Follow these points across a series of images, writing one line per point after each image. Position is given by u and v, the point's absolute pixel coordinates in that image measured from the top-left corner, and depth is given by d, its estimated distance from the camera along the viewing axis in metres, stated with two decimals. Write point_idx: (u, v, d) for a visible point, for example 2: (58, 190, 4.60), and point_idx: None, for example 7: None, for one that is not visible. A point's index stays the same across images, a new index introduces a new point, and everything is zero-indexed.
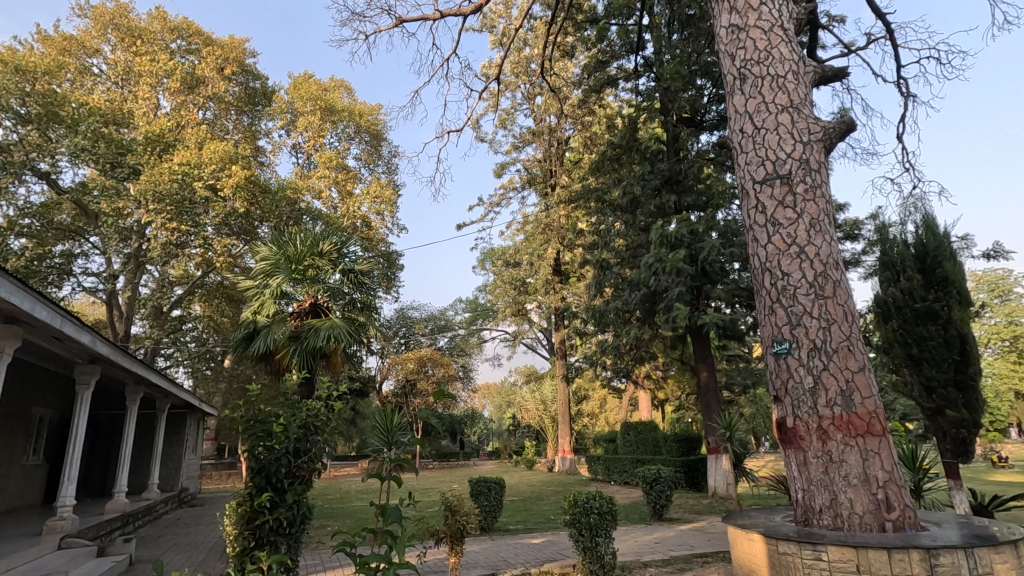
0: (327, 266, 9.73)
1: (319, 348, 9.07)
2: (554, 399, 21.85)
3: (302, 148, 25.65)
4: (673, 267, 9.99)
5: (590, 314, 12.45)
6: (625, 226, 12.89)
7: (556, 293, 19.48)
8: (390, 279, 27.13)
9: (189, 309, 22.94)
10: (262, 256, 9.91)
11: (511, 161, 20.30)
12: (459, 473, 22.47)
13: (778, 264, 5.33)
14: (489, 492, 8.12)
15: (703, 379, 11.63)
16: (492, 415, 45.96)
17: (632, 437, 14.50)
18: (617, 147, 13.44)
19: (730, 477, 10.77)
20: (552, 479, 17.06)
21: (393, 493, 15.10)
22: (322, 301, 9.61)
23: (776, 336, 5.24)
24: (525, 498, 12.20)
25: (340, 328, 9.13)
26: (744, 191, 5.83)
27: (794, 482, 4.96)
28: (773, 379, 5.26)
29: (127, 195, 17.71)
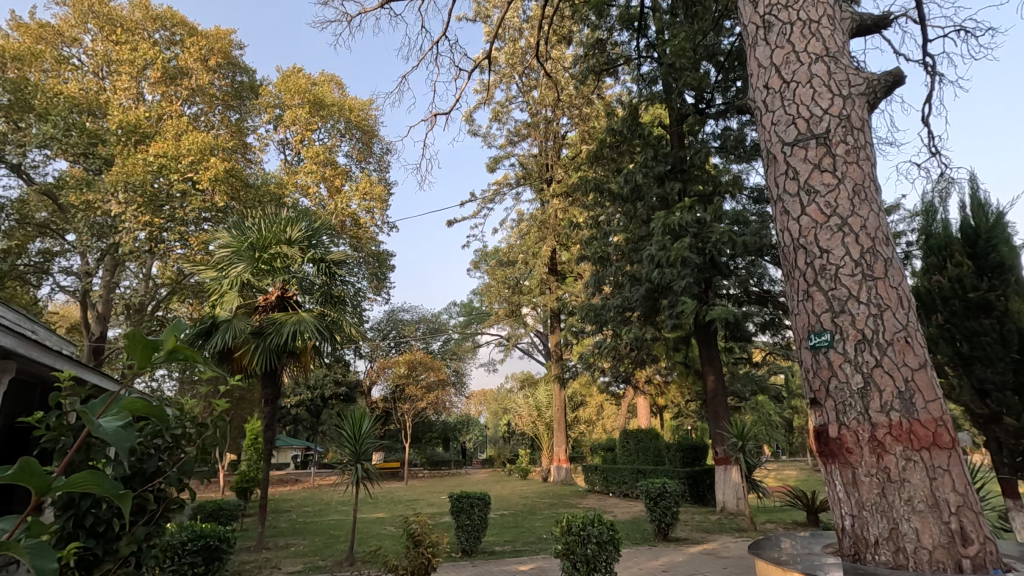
0: (296, 256, 8.77)
1: (285, 346, 8.17)
2: (549, 404, 20.88)
3: (289, 143, 24.72)
4: (680, 260, 9.10)
5: (587, 313, 11.50)
6: (626, 219, 12.01)
7: (552, 292, 18.56)
8: (380, 280, 26.20)
9: (170, 310, 21.93)
10: (223, 243, 8.94)
11: (506, 155, 19.43)
12: (450, 482, 21.44)
13: (815, 240, 4.40)
14: (472, 509, 7.15)
15: (710, 385, 10.61)
16: (487, 421, 44.84)
17: (631, 446, 13.55)
18: (617, 135, 12.56)
19: (741, 490, 9.81)
20: (547, 490, 16.08)
21: (376, 505, 14.09)
22: (291, 294, 8.86)
23: (813, 326, 4.32)
24: (516, 513, 11.22)
25: (310, 324, 8.24)
26: (769, 156, 4.93)
27: (838, 506, 4.00)
28: (810, 379, 4.32)
29: (99, 188, 16.74)
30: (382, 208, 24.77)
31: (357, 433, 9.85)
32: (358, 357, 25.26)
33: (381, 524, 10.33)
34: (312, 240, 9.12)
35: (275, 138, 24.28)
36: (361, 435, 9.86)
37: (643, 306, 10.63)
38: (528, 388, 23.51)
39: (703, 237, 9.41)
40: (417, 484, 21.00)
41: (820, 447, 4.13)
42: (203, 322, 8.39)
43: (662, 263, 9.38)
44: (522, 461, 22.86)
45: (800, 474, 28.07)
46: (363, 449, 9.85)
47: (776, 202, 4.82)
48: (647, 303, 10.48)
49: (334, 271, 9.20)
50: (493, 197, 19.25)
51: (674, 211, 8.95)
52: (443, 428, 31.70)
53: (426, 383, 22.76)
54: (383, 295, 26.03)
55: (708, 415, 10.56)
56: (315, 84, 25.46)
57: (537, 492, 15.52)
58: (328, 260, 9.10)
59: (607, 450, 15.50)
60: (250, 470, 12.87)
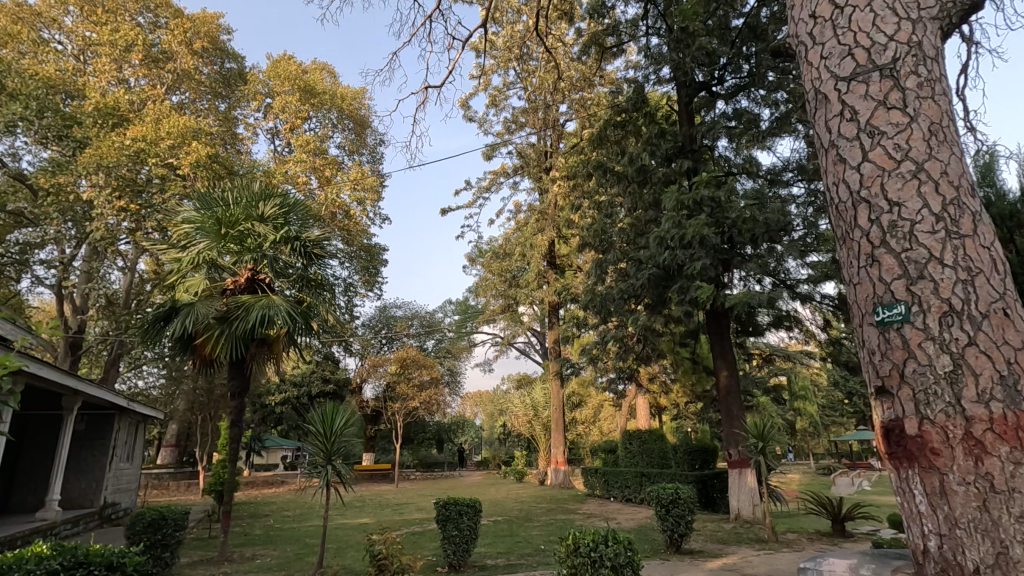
0: (269, 235, 7.89)
1: (254, 332, 7.26)
2: (546, 404, 19.99)
3: (278, 131, 23.79)
4: (696, 241, 8.21)
5: (589, 304, 10.59)
6: (631, 203, 11.14)
7: (550, 286, 17.71)
8: (372, 274, 25.38)
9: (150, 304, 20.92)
10: (183, 218, 7.94)
11: (503, 143, 18.58)
12: (442, 485, 20.53)
13: (880, 193, 3.02)
14: (460, 518, 6.28)
15: (722, 382, 9.75)
16: (483, 422, 43.93)
17: (635, 448, 12.70)
18: (621, 114, 11.68)
19: (757, 495, 8.98)
20: (544, 494, 15.21)
21: (361, 510, 13.16)
22: (262, 277, 7.87)
23: (876, 295, 2.93)
24: (511, 520, 10.30)
25: (283, 309, 7.35)
26: (811, 95, 3.56)
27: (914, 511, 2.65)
28: (874, 363, 2.91)
29: (71, 170, 15.78)
30: (374, 199, 23.86)
31: (326, 436, 7.88)
32: (349, 355, 24.34)
33: (362, 532, 9.44)
34: (287, 219, 8.23)
35: (263, 126, 23.34)
36: (333, 431, 7.98)
37: (650, 294, 9.72)
38: (525, 388, 22.63)
39: (720, 218, 8.57)
40: (408, 487, 20.04)
41: (889, 448, 2.73)
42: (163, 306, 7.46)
43: (676, 243, 8.48)
44: (518, 463, 21.94)
45: (802, 478, 27.34)
46: (334, 451, 7.92)
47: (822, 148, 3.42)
48: (656, 290, 9.57)
49: (317, 254, 8.40)
50: (489, 186, 18.35)
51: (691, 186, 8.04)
52: (437, 429, 30.76)
53: (418, 382, 21.86)
54: (375, 290, 25.11)
55: (721, 414, 9.68)
56: (306, 72, 24.53)
57: (533, 496, 14.60)
58: (306, 241, 8.23)
59: (607, 451, 14.61)
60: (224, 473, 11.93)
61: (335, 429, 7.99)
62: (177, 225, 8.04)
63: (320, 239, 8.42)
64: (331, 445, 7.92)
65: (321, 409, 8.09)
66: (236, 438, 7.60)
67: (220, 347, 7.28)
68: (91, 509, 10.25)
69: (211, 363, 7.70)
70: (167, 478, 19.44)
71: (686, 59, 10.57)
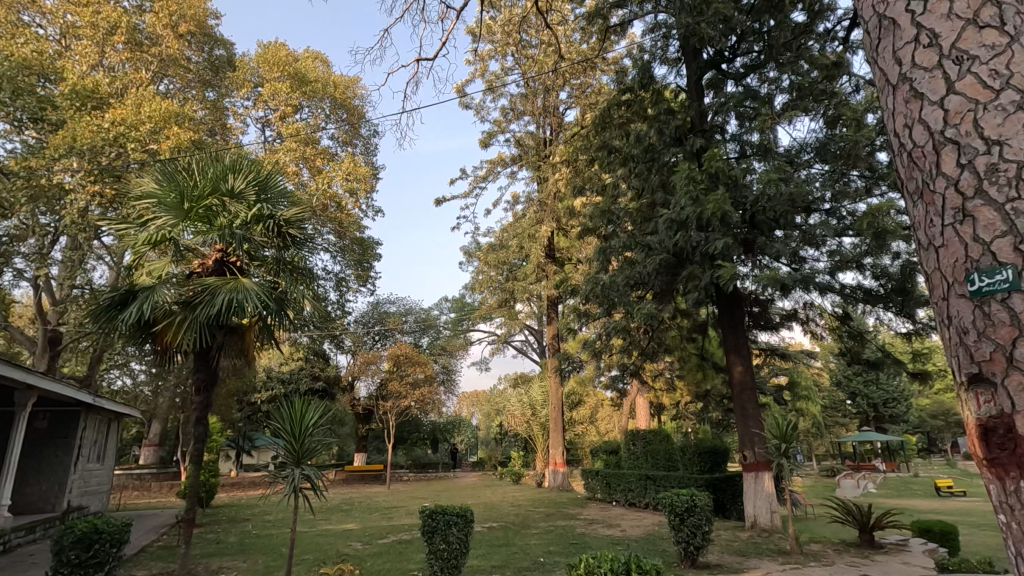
0: (240, 213, 7.04)
1: (220, 318, 6.47)
2: (544, 403, 19.24)
3: (269, 120, 22.89)
4: (715, 220, 7.38)
5: (591, 295, 9.83)
6: (638, 186, 10.34)
7: (549, 280, 16.95)
8: (365, 269, 24.63)
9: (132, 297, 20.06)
10: (144, 190, 7.04)
11: (500, 130, 17.81)
12: (436, 486, 19.77)
13: (972, 127, 1.95)
14: (449, 530, 5.52)
15: (736, 377, 9.01)
16: (478, 422, 43.21)
17: (639, 449, 11.98)
18: (627, 92, 10.90)
19: (775, 502, 8.24)
20: (541, 497, 14.46)
21: (348, 514, 12.38)
22: (233, 258, 7.05)
23: (969, 261, 1.91)
24: (507, 528, 9.48)
25: (253, 293, 6.56)
26: (869, 14, 2.45)
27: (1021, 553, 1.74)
28: (963, 345, 1.93)
29: (43, 154, 14.99)
30: (367, 191, 23.08)
31: (296, 433, 7.15)
32: (340, 352, 23.54)
33: (345, 540, 8.67)
34: (261, 196, 7.38)
35: (252, 114, 22.50)
36: (303, 431, 7.24)
37: (659, 280, 8.91)
38: (522, 386, 21.89)
39: (739, 196, 7.76)
40: (401, 488, 19.28)
41: (991, 460, 1.80)
42: (117, 289, 6.59)
43: (692, 223, 7.65)
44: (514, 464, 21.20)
45: (806, 480, 26.68)
46: (304, 451, 7.20)
47: (883, 81, 2.32)
48: (666, 276, 8.75)
49: (297, 237, 7.62)
50: (485, 175, 17.58)
51: (710, 159, 7.21)
52: (432, 428, 30.03)
53: (412, 380, 21.08)
54: (367, 286, 24.32)
55: (734, 413, 8.94)
56: (298, 59, 23.68)
57: (530, 500, 13.82)
58: (283, 221, 7.41)
59: (609, 453, 13.85)
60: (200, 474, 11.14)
61: (306, 427, 7.30)
62: (137, 197, 7.13)
63: (299, 220, 7.60)
64: (302, 444, 7.20)
65: (293, 404, 7.38)
66: (201, 438, 6.76)
67: (183, 336, 6.50)
68: (51, 514, 9.46)
69: (175, 352, 6.95)
70: (148, 479, 18.58)
71: (698, 29, 9.80)
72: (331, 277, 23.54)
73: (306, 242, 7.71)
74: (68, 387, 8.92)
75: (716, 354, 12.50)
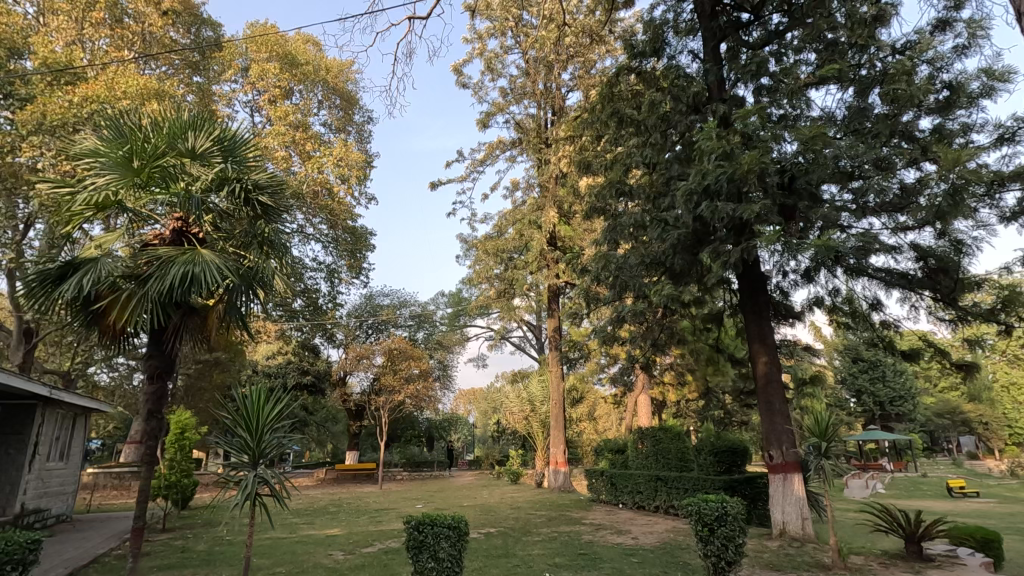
0: (201, 175, 6.06)
1: (173, 294, 5.54)
2: (544, 399, 18.30)
3: (258, 104, 21.75)
4: (748, 184, 6.43)
5: (599, 278, 8.91)
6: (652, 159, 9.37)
7: (550, 269, 16.01)
8: (357, 259, 23.67)
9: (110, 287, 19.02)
10: (85, 146, 5.99)
11: (499, 111, 16.86)
12: (430, 486, 18.81)
13: None
14: (439, 544, 4.65)
15: (760, 370, 8.08)
16: (475, 420, 42.20)
17: (648, 447, 11.10)
18: (639, 58, 9.96)
19: (806, 507, 7.38)
20: (542, 498, 13.55)
21: (333, 518, 11.43)
22: (194, 228, 6.11)
23: None
24: (507, 535, 8.54)
25: (211, 265, 5.62)
26: None
27: None
28: None
29: (11, 131, 14.07)
30: (360, 178, 22.09)
31: (256, 422, 6.12)
32: (331, 346, 22.56)
33: (325, 549, 7.73)
34: (228, 158, 6.42)
35: (240, 96, 21.42)
36: (258, 423, 6.23)
37: (678, 259, 7.95)
38: (521, 383, 20.97)
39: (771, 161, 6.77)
40: (393, 488, 18.33)
41: None
42: (56, 261, 5.61)
43: (721, 188, 6.68)
44: (512, 464, 20.26)
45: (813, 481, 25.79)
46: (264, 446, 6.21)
47: None
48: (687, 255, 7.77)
49: (270, 206, 6.63)
50: (483, 158, 16.63)
51: (741, 116, 6.28)
52: (427, 426, 29.10)
53: (406, 375, 20.12)
54: (360, 278, 23.34)
55: (759, 409, 8.03)
56: (288, 40, 22.59)
57: (530, 502, 12.89)
58: (253, 188, 6.43)
59: (615, 452, 12.92)
60: (171, 475, 10.23)
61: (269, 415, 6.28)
62: (78, 154, 6.07)
63: (273, 186, 6.60)
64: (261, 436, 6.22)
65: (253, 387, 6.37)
66: (155, 434, 5.71)
67: (134, 315, 5.56)
68: (3, 517, 8.51)
69: (127, 335, 6.00)
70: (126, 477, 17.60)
71: None
72: (321, 269, 22.57)
73: (280, 212, 6.71)
74: (17, 377, 7.98)
75: (731, 347, 11.58)
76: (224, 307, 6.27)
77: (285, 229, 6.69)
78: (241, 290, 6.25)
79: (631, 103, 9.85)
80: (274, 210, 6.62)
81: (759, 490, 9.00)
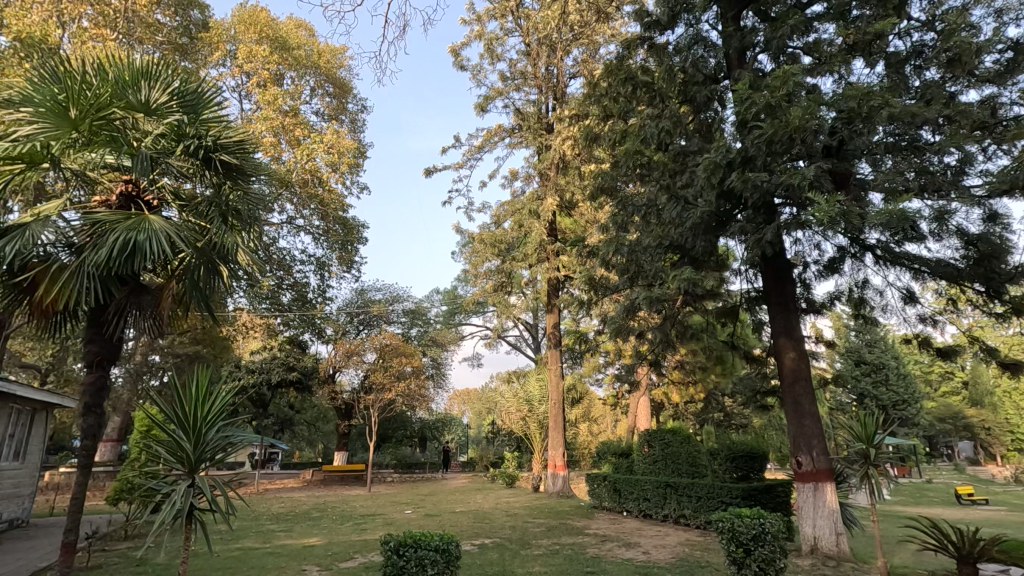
0: (155, 132, 5.19)
1: (114, 266, 4.70)
2: (542, 399, 17.43)
3: (246, 88, 20.75)
4: (786, 153, 5.62)
5: (609, 264, 8.06)
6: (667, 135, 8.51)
7: (550, 261, 15.16)
8: (348, 252, 22.76)
9: None
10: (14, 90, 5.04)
11: (498, 96, 15.99)
12: (421, 490, 17.91)
13: None
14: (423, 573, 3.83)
15: (789, 365, 7.25)
16: (469, 421, 41.35)
17: (657, 451, 10.27)
18: (652, 26, 9.09)
19: (840, 521, 6.58)
20: (539, 505, 12.68)
21: (313, 525, 10.51)
22: (147, 193, 5.27)
23: None
24: (504, 548, 7.66)
25: (160, 233, 4.79)
26: None
27: None
28: None
29: None
30: (352, 166, 21.18)
31: (201, 408, 4.92)
32: (320, 342, 21.66)
33: (298, 564, 6.86)
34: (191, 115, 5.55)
35: (227, 80, 20.45)
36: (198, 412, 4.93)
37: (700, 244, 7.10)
38: (517, 382, 20.14)
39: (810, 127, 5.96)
40: (383, 491, 17.42)
41: None
42: None
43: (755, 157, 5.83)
44: (508, 467, 19.41)
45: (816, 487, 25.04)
46: (207, 447, 4.89)
47: None
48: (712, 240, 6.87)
49: (239, 173, 5.74)
50: (481, 145, 15.77)
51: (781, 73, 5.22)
52: (419, 426, 28.23)
53: (398, 372, 19.23)
54: (350, 272, 22.46)
55: (787, 409, 7.18)
56: (278, 23, 21.66)
57: (527, 509, 12.02)
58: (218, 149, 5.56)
59: (618, 456, 12.09)
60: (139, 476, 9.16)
61: (215, 405, 5.07)
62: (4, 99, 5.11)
63: (242, 149, 5.70)
64: (205, 432, 4.94)
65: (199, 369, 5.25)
66: (93, 432, 4.84)
67: (68, 290, 4.70)
68: None
69: (63, 314, 5.14)
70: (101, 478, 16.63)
71: None
72: (311, 261, 21.67)
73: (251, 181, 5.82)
74: None
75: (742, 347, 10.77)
76: (180, 287, 5.40)
77: (256, 200, 5.80)
78: (200, 266, 5.37)
79: (644, 75, 9.00)
80: (245, 177, 5.73)
81: (781, 500, 8.20)
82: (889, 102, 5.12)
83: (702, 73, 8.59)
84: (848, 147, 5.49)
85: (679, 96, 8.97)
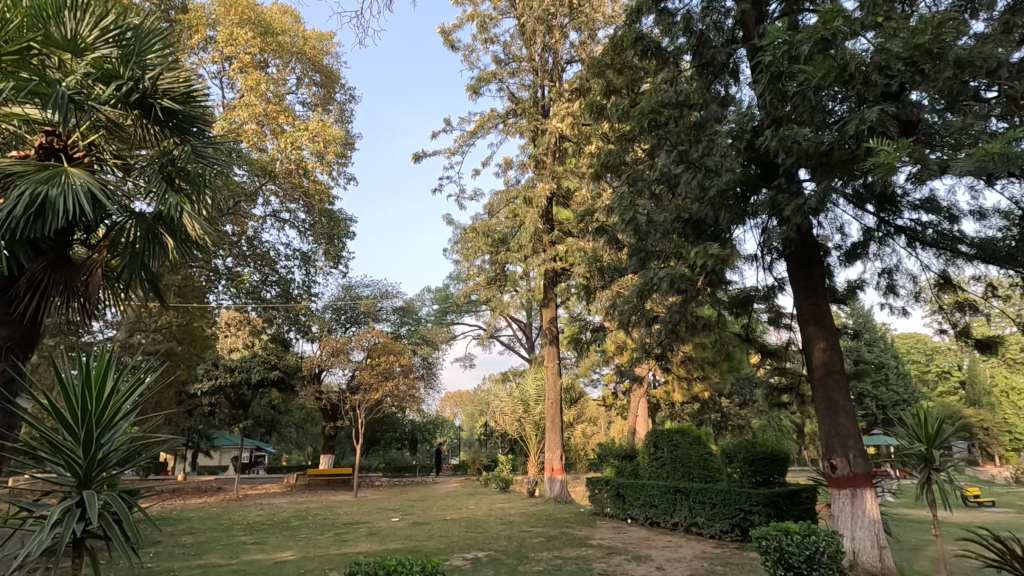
0: (84, 82, 4.76)
1: (25, 225, 4.21)
2: (539, 399, 16.57)
3: (227, 73, 19.77)
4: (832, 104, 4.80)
5: (616, 244, 7.23)
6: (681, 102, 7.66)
7: (547, 253, 14.32)
8: (336, 246, 21.85)
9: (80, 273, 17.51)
10: None
11: (492, 78, 15.13)
12: (412, 495, 17.02)
13: None
14: None
15: (818, 355, 6.46)
16: (461, 422, 40.41)
17: (666, 453, 9.46)
18: None
19: (882, 532, 5.81)
20: (537, 511, 11.86)
21: (289, 537, 9.59)
22: (76, 150, 4.84)
23: None
24: (499, 563, 6.79)
25: (77, 190, 4.33)
26: None
27: None
28: None
29: None
30: (339, 156, 20.24)
31: (92, 393, 3.44)
32: (305, 339, 20.72)
33: None
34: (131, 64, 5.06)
35: (207, 66, 19.43)
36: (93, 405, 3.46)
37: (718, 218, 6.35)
38: (512, 381, 19.26)
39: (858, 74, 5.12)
40: (370, 496, 16.49)
41: None
42: None
43: (794, 113, 5.07)
44: (502, 470, 18.54)
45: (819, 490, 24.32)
46: (110, 449, 3.47)
47: None
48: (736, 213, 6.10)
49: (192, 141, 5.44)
50: (474, 130, 14.91)
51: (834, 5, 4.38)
52: (410, 428, 27.29)
53: (386, 371, 18.29)
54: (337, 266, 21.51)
55: (819, 406, 6.39)
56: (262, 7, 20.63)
57: (524, 516, 11.14)
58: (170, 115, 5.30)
59: (622, 459, 11.24)
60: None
61: (118, 392, 3.61)
62: None
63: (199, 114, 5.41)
64: (105, 429, 3.51)
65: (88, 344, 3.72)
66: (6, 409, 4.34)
67: None
68: None
69: None
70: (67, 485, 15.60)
71: None
72: (295, 255, 20.73)
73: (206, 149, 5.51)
74: None
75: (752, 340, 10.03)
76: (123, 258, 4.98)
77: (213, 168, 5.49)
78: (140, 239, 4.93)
79: (653, 38, 8.16)
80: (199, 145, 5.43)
81: (806, 507, 7.42)
82: (962, 37, 4.29)
83: (719, 36, 7.77)
84: (907, 95, 4.67)
85: (692, 62, 8.10)
